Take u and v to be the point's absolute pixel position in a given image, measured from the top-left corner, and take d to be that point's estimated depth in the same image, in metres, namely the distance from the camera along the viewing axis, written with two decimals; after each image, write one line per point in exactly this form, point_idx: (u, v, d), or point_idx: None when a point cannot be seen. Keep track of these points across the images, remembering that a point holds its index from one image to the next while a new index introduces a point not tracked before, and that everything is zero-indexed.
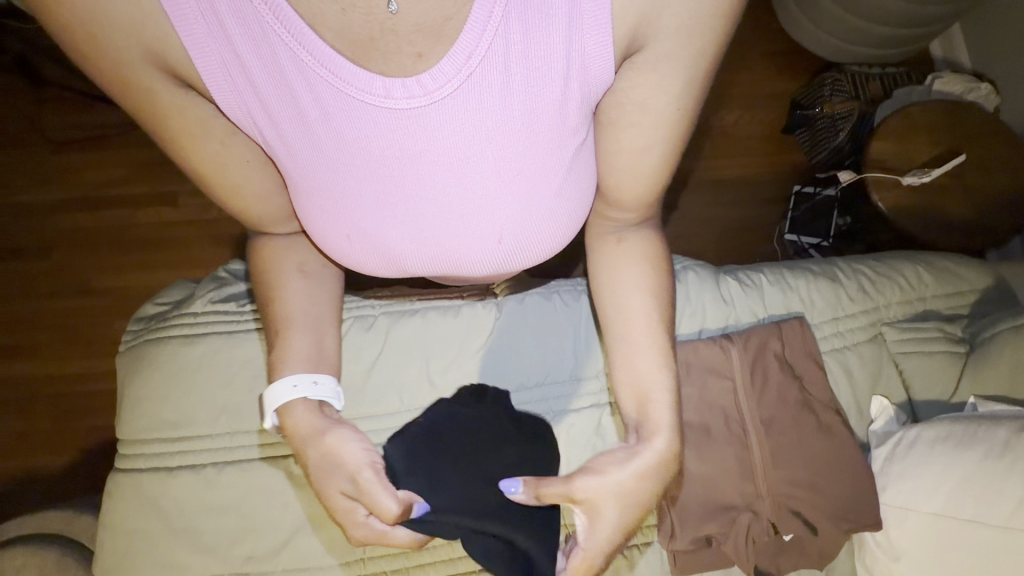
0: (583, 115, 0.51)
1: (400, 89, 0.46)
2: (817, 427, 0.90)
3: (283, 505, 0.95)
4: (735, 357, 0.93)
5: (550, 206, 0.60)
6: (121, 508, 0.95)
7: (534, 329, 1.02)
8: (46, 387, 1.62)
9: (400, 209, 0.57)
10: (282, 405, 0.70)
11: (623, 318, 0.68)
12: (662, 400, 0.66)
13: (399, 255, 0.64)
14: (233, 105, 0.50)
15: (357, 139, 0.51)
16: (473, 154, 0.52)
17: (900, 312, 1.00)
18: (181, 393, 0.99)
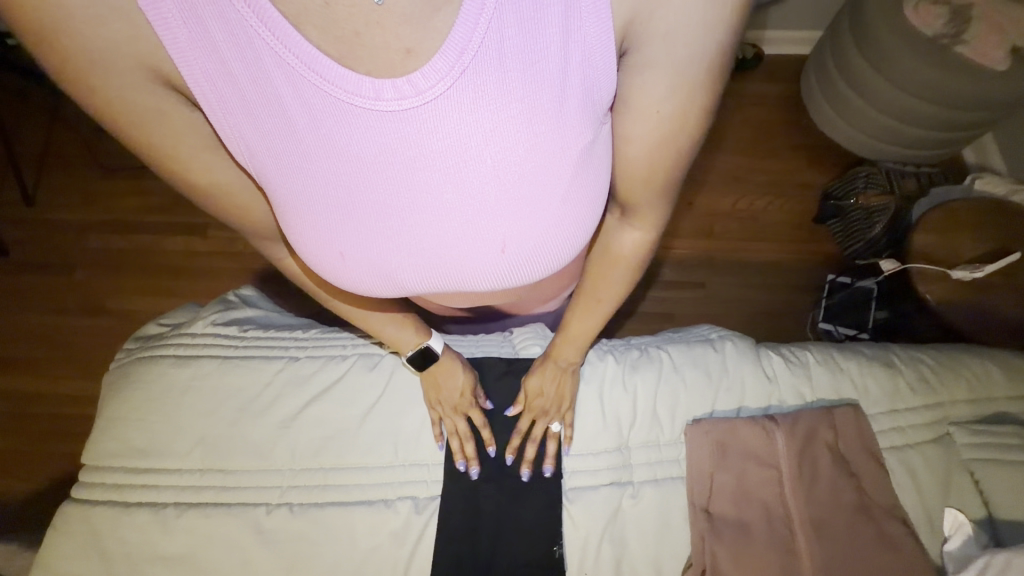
0: (585, 117, 0.48)
1: (391, 90, 0.44)
2: (880, 539, 0.76)
3: (245, 562, 0.81)
4: (780, 443, 0.81)
5: (557, 213, 0.56)
6: (65, 546, 0.83)
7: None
8: (33, 405, 1.53)
9: (392, 220, 0.53)
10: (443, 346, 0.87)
11: (587, 292, 0.74)
12: (590, 302, 0.75)
13: (394, 271, 0.59)
14: (220, 119, 0.47)
15: (347, 145, 0.47)
16: (471, 158, 0.49)
17: (968, 411, 0.87)
18: (159, 417, 0.90)
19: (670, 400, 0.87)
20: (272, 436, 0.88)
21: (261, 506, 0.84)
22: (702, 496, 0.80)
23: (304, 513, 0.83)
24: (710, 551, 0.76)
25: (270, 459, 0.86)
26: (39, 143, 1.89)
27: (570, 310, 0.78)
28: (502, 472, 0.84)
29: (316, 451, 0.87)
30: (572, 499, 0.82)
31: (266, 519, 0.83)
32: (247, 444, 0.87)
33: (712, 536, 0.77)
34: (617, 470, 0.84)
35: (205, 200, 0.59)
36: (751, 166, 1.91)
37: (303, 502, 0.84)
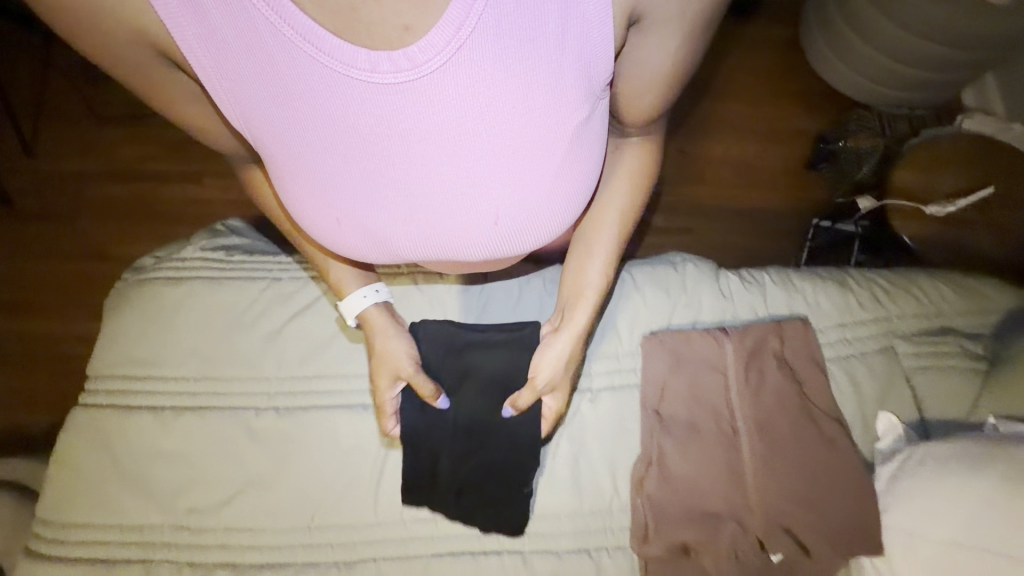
0: (580, 91, 0.52)
1: (387, 62, 0.47)
2: (818, 437, 0.82)
3: (235, 457, 0.88)
4: (729, 351, 0.86)
5: (549, 186, 0.60)
6: (72, 444, 0.91)
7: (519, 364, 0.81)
8: (46, 346, 1.62)
9: (388, 190, 0.57)
10: (360, 311, 0.81)
11: (597, 233, 0.74)
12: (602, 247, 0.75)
13: (389, 238, 0.63)
14: (213, 84, 0.50)
15: (344, 116, 0.51)
16: (466, 130, 0.52)
17: (915, 325, 0.90)
18: (156, 331, 0.96)
19: (630, 315, 0.93)
20: (260, 347, 0.95)
21: (251, 409, 0.91)
22: (653, 397, 0.86)
23: (290, 416, 0.90)
24: (658, 444, 0.83)
25: (258, 369, 0.93)
26: (32, 93, 1.91)
27: (580, 256, 0.77)
28: None
29: (300, 360, 0.94)
30: None
31: (256, 420, 0.90)
32: (236, 353, 0.94)
33: (660, 432, 0.84)
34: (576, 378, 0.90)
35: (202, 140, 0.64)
36: (743, 110, 1.89)
37: (289, 405, 0.91)
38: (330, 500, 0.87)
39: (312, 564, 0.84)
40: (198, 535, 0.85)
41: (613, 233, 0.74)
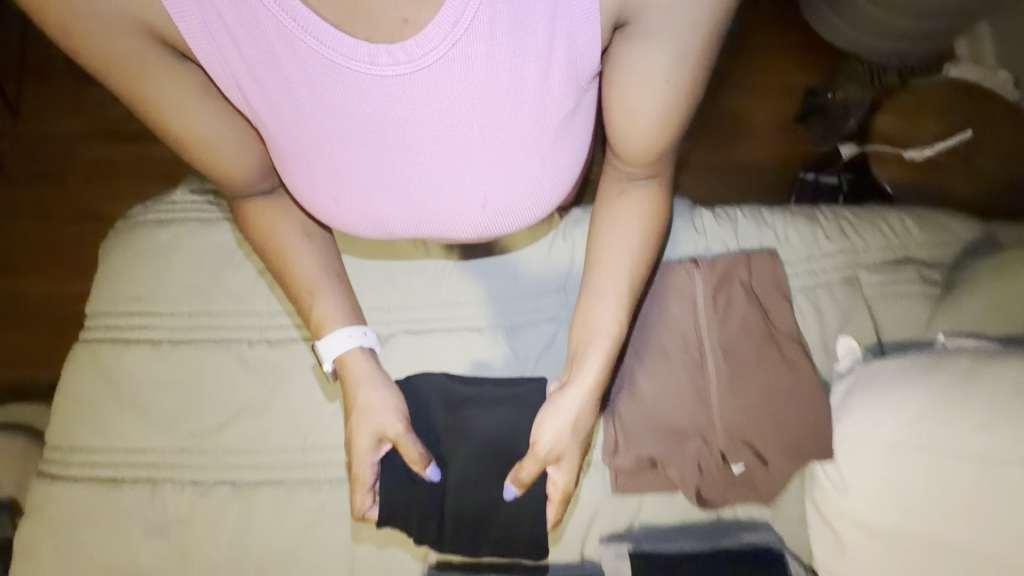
0: (568, 90, 0.56)
1: (386, 55, 0.50)
2: (780, 359, 0.86)
3: (230, 385, 0.93)
4: (698, 281, 0.90)
5: (535, 173, 0.65)
6: (75, 376, 0.96)
7: (513, 421, 0.83)
8: (47, 304, 1.66)
9: (385, 172, 0.62)
10: (343, 352, 0.81)
11: (606, 275, 0.74)
12: (618, 282, 0.74)
13: (385, 218, 0.68)
14: (215, 68, 0.53)
15: (343, 104, 0.55)
16: (458, 121, 0.57)
17: (879, 256, 0.94)
18: (149, 271, 1.00)
19: None
20: (250, 284, 0.98)
21: (244, 341, 0.96)
22: None
23: (281, 348, 0.95)
24: (629, 368, 0.88)
25: (249, 305, 0.97)
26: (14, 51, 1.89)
27: (590, 303, 0.76)
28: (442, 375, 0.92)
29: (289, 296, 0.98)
30: (513, 333, 0.95)
31: (249, 351, 0.95)
32: (228, 290, 0.98)
33: (631, 357, 0.88)
34: (554, 313, 0.96)
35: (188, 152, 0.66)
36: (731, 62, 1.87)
37: (280, 338, 0.96)
38: (321, 425, 0.92)
39: (306, 482, 0.90)
40: (198, 456, 0.91)
41: (626, 268, 0.74)
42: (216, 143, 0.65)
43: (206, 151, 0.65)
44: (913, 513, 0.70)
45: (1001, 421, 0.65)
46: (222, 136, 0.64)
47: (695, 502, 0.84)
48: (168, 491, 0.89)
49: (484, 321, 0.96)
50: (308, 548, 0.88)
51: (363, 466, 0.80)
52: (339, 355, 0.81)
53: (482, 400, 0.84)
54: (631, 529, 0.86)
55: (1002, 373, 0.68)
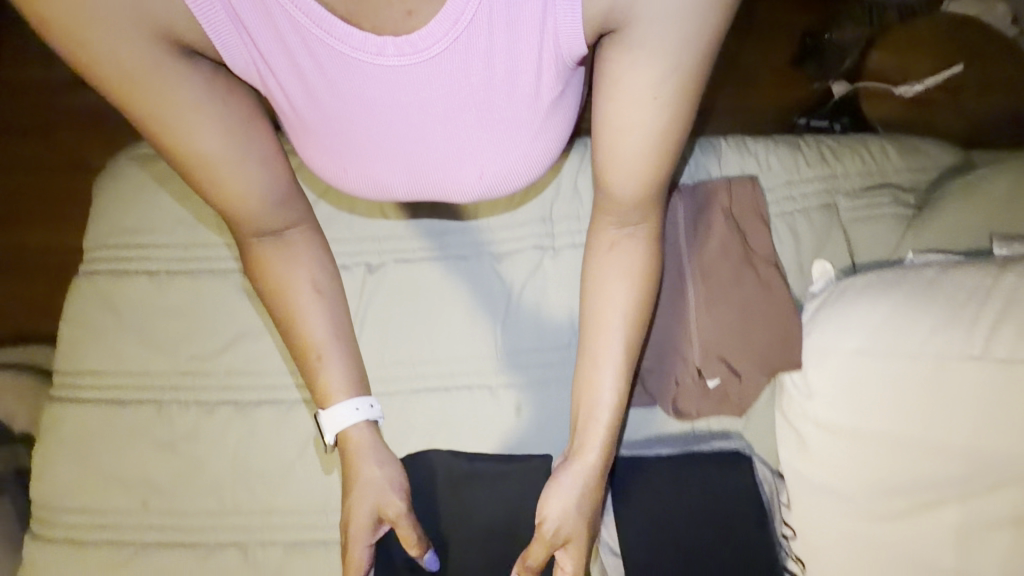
0: (558, 74, 0.56)
1: (392, 47, 0.52)
2: (755, 279, 0.90)
3: (229, 312, 0.97)
4: (679, 205, 0.93)
5: (527, 147, 0.66)
6: (77, 306, 0.99)
7: (517, 492, 0.87)
8: (32, 255, 1.63)
9: (389, 150, 0.64)
10: (347, 425, 0.83)
11: (602, 330, 0.76)
12: (609, 362, 0.76)
13: (392, 188, 0.71)
14: (237, 59, 0.56)
15: (352, 91, 0.57)
16: (457, 109, 0.59)
17: (859, 182, 0.96)
18: (144, 204, 1.02)
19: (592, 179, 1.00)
20: None
21: (239, 271, 0.99)
22: None
23: None
24: None
25: None
26: None
27: (589, 371, 0.77)
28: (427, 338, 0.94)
29: None
30: (500, 261, 0.98)
31: (245, 281, 0.99)
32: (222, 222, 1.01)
33: None
34: (540, 240, 0.98)
35: (194, 175, 0.66)
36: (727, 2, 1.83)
37: None
38: None
39: (305, 402, 0.94)
40: (201, 379, 0.95)
41: (618, 322, 0.75)
42: (221, 166, 0.65)
43: (209, 170, 0.65)
44: (871, 413, 0.75)
45: (956, 320, 0.71)
46: (231, 164, 0.65)
47: (671, 413, 0.90)
48: (175, 410, 0.94)
49: (472, 249, 0.99)
50: (307, 463, 0.93)
51: (358, 546, 0.81)
52: (344, 429, 0.83)
53: (483, 475, 0.88)
54: None
55: (962, 279, 0.73)
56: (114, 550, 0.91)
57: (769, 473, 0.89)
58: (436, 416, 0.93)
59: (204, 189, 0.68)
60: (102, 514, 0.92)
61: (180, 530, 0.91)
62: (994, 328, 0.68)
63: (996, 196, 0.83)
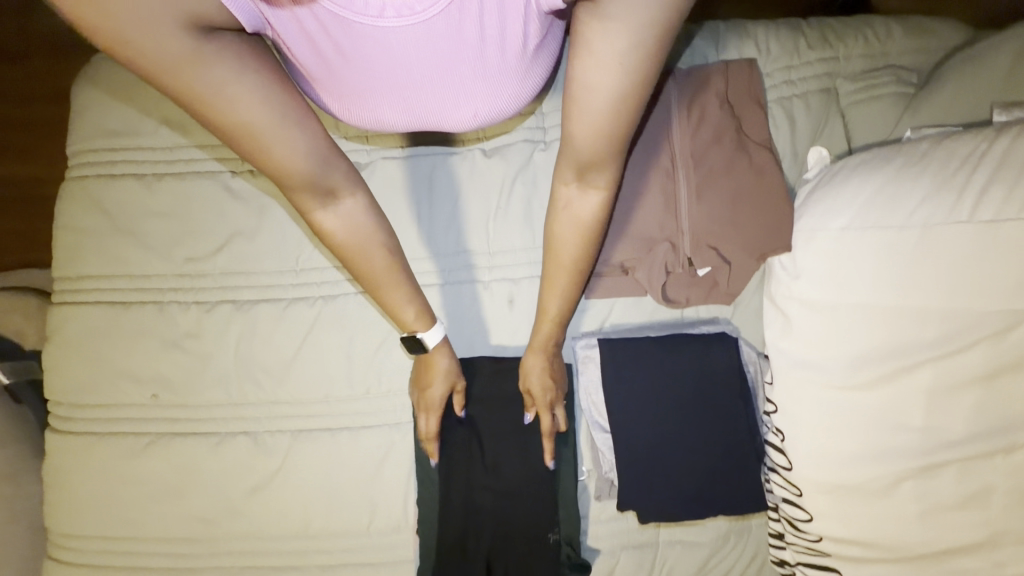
0: (541, 23, 0.54)
1: (392, 10, 0.49)
2: (748, 165, 0.88)
3: (221, 214, 0.97)
4: (673, 92, 0.91)
5: (517, 86, 0.67)
6: (69, 210, 0.99)
7: (524, 437, 0.89)
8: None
9: (392, 95, 0.63)
10: (435, 344, 0.86)
11: (553, 278, 0.78)
12: (553, 291, 0.80)
13: (389, 122, 0.71)
14: (249, 24, 0.52)
15: (353, 50, 0.55)
16: (456, 63, 0.58)
17: (860, 65, 0.93)
18: (125, 104, 1.00)
19: None
20: None
21: (227, 173, 0.98)
22: None
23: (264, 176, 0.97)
24: None
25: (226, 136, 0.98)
26: None
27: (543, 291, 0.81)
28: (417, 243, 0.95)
29: None
30: (490, 155, 0.96)
31: (234, 182, 0.98)
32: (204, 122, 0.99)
33: None
34: (530, 135, 0.96)
35: (246, 148, 0.61)
36: None
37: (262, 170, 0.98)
38: (310, 248, 0.96)
39: (302, 299, 0.96)
40: (199, 280, 0.97)
41: (570, 263, 0.76)
42: (270, 136, 0.60)
43: (260, 143, 0.60)
44: (854, 286, 0.77)
45: (946, 188, 0.71)
46: (275, 132, 0.60)
47: (661, 302, 0.91)
48: (176, 310, 0.97)
49: (463, 145, 0.97)
50: (307, 357, 0.96)
51: (432, 412, 0.87)
52: (432, 346, 0.86)
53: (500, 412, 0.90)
54: (603, 328, 0.93)
55: (954, 148, 0.72)
56: (132, 438, 0.96)
57: (754, 353, 0.93)
58: None
59: (260, 161, 0.63)
60: (115, 405, 0.97)
61: (190, 420, 0.96)
62: (982, 191, 0.67)
63: (1000, 62, 0.79)
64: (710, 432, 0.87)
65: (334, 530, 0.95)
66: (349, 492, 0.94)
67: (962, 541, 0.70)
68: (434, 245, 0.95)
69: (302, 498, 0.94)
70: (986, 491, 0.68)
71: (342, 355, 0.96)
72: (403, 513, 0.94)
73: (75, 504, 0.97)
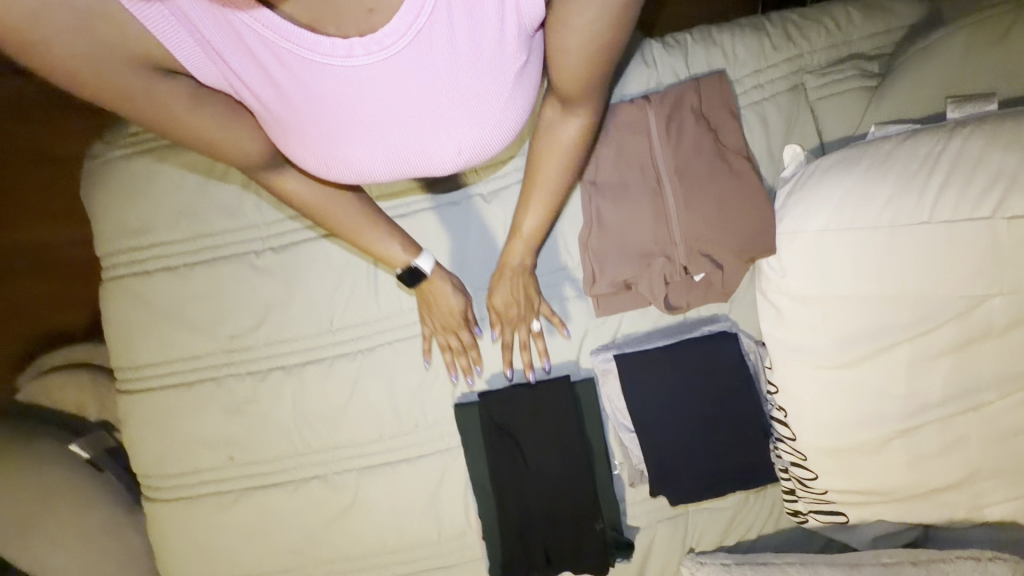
0: (521, 42, 0.60)
1: (360, 47, 0.56)
2: (728, 173, 0.95)
3: (252, 291, 1.06)
4: (650, 115, 0.96)
5: (501, 117, 0.69)
6: (114, 307, 1.08)
7: (562, 444, 1.00)
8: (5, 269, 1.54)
9: (370, 141, 0.68)
10: (432, 269, 0.97)
11: (535, 188, 0.88)
12: (535, 203, 0.90)
13: (371, 171, 0.73)
14: (213, 76, 0.62)
15: (324, 92, 0.61)
16: (433, 94, 0.63)
17: (825, 57, 0.98)
18: (142, 202, 1.07)
19: None
20: (236, 199, 1.06)
21: (251, 252, 1.06)
22: (590, 171, 0.98)
23: (287, 251, 1.06)
24: (596, 208, 0.98)
25: (244, 218, 1.06)
26: None
27: (520, 207, 0.91)
28: None
29: (277, 204, 1.06)
30: (490, 198, 1.03)
31: (259, 260, 1.06)
32: (217, 208, 1.06)
33: (597, 198, 0.98)
34: (522, 172, 1.03)
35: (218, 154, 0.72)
36: None
37: (283, 245, 1.06)
38: (340, 310, 1.06)
39: (343, 355, 1.06)
40: (246, 352, 1.07)
41: (555, 172, 0.84)
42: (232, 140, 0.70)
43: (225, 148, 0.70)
44: (833, 281, 0.85)
45: (907, 190, 0.78)
46: (236, 141, 0.70)
47: (665, 310, 1.00)
48: (232, 382, 1.07)
49: (463, 192, 1.04)
50: (356, 404, 1.07)
51: (456, 331, 1.01)
52: (429, 273, 0.97)
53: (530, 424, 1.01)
54: (616, 340, 1.03)
55: (915, 149, 0.80)
56: (219, 497, 1.10)
57: (752, 342, 1.03)
58: None
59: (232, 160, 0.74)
60: (198, 471, 1.10)
61: (268, 473, 1.09)
62: (941, 191, 0.76)
63: (953, 53, 0.84)
64: (722, 420, 0.99)
65: (409, 544, 1.10)
66: (416, 512, 1.08)
67: (947, 483, 0.85)
68: None
69: (377, 523, 1.09)
70: (963, 441, 0.81)
71: (388, 399, 1.07)
72: (465, 521, 1.09)
73: (181, 556, 1.11)
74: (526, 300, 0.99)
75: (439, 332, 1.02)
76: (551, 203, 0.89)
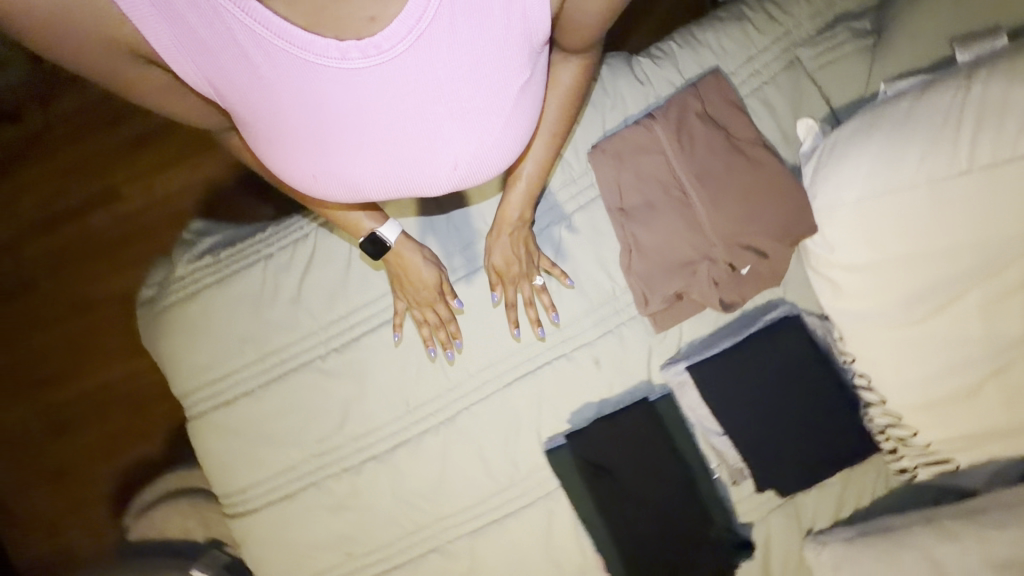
0: (525, 56, 0.65)
1: (356, 51, 0.57)
2: (748, 164, 0.95)
3: (327, 394, 1.10)
4: (659, 131, 0.97)
5: (500, 134, 0.72)
6: (205, 443, 1.13)
7: (658, 462, 1.02)
8: (74, 423, 1.57)
9: (364, 151, 0.68)
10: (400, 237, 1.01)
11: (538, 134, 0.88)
12: (536, 154, 0.91)
13: (361, 185, 0.74)
14: (189, 69, 0.59)
15: (315, 94, 0.61)
16: (429, 100, 0.64)
17: (812, 27, 0.99)
18: (203, 336, 1.12)
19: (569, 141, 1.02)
20: (288, 312, 1.11)
21: (316, 357, 1.10)
22: (615, 200, 1.00)
23: (349, 348, 1.10)
24: (631, 233, 0.99)
25: (301, 327, 1.11)
26: None
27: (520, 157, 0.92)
28: (501, 356, 1.07)
29: (328, 306, 1.11)
30: None
31: (325, 363, 1.10)
32: (274, 325, 1.11)
33: (629, 223, 0.99)
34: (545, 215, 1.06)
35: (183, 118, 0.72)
36: None
37: (343, 343, 1.10)
38: (412, 391, 1.10)
39: (426, 431, 1.10)
40: (336, 451, 1.11)
41: (553, 112, 0.85)
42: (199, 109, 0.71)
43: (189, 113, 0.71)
44: (886, 245, 0.86)
45: (941, 143, 0.79)
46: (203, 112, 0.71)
47: (722, 309, 1.02)
48: (331, 483, 1.12)
49: None
50: (451, 473, 1.10)
51: (432, 300, 1.04)
52: (398, 245, 1.01)
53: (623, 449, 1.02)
54: (681, 350, 1.06)
55: (935, 102, 0.81)
56: None
57: (816, 318, 1.04)
58: (531, 394, 1.07)
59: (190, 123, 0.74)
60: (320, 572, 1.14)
61: (387, 559, 1.13)
62: (975, 135, 0.77)
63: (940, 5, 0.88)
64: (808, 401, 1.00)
65: None
66: (533, 562, 1.11)
67: None
68: (511, 343, 1.07)
69: None
70: None
71: (479, 461, 1.10)
72: (583, 556, 1.11)
73: None
74: (518, 251, 1.02)
75: (416, 305, 1.05)
76: (553, 145, 0.90)
